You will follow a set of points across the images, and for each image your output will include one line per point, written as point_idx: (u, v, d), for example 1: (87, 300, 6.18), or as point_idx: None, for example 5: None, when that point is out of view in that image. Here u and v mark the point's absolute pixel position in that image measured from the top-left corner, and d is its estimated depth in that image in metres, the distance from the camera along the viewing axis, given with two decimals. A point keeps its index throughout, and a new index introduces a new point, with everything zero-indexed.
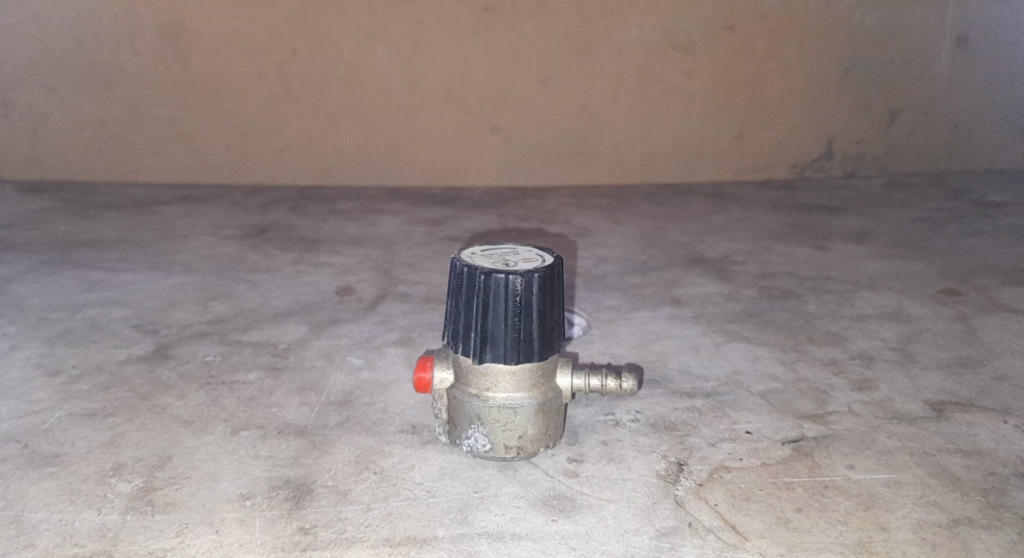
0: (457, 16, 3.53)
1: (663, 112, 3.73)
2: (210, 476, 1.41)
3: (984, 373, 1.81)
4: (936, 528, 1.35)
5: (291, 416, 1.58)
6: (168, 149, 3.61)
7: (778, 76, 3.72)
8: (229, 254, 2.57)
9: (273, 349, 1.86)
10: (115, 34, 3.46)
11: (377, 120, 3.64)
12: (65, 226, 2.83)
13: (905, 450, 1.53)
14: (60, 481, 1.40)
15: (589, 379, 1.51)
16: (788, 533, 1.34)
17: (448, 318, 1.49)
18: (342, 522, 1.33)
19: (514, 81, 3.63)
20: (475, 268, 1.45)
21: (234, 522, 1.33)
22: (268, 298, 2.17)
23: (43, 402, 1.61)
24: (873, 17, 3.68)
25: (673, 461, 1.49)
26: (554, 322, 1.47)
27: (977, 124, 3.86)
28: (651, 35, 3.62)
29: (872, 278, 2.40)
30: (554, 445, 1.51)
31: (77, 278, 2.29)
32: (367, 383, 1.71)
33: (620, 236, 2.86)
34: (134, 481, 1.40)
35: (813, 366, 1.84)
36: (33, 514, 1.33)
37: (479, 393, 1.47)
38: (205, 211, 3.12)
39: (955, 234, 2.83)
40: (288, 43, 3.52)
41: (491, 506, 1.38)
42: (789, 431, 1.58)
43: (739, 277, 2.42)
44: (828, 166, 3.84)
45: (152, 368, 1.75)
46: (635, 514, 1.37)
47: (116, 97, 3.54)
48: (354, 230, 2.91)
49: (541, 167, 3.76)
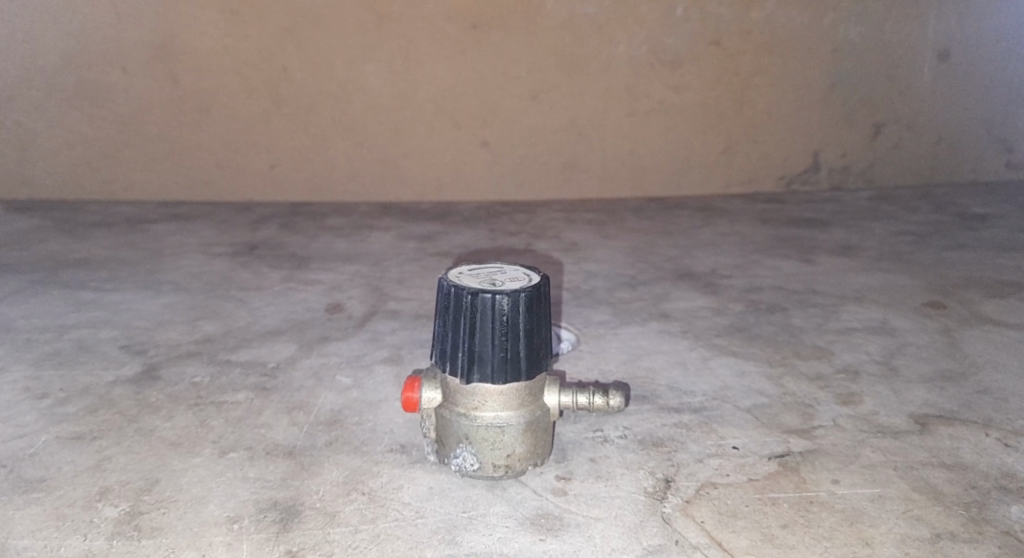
0: (446, 33, 3.55)
1: (651, 126, 3.75)
2: (197, 499, 1.42)
3: (967, 386, 1.81)
4: (919, 543, 1.36)
5: (281, 436, 1.59)
6: (159, 166, 3.61)
7: (765, 90, 3.74)
8: (219, 272, 2.57)
9: (262, 368, 1.86)
10: (105, 52, 3.47)
11: (366, 136, 3.65)
12: (54, 245, 2.83)
13: (889, 464, 1.54)
14: (47, 506, 1.39)
15: (576, 397, 1.51)
16: (774, 550, 1.35)
17: (436, 338, 1.50)
18: (329, 545, 1.34)
19: (504, 96, 3.65)
20: (462, 287, 1.45)
21: (221, 546, 1.33)
22: (257, 316, 2.18)
23: (30, 425, 1.61)
24: (856, 32, 3.71)
25: (660, 477, 1.49)
26: (542, 340, 1.48)
27: (961, 136, 3.89)
28: (639, 51, 3.64)
29: (858, 291, 2.41)
30: (543, 462, 1.52)
31: (66, 299, 2.29)
32: (356, 402, 1.71)
33: (609, 251, 2.87)
34: (120, 505, 1.40)
35: (799, 380, 1.84)
36: (18, 541, 1.33)
37: (467, 413, 1.47)
38: (195, 229, 3.12)
39: (940, 247, 2.85)
40: (278, 61, 3.53)
41: (479, 526, 1.38)
42: (775, 446, 1.59)
43: (727, 291, 2.43)
44: (815, 178, 3.86)
45: (141, 390, 1.75)
46: (622, 532, 1.38)
47: (106, 116, 3.54)
48: (344, 247, 2.91)
49: (532, 182, 3.78)
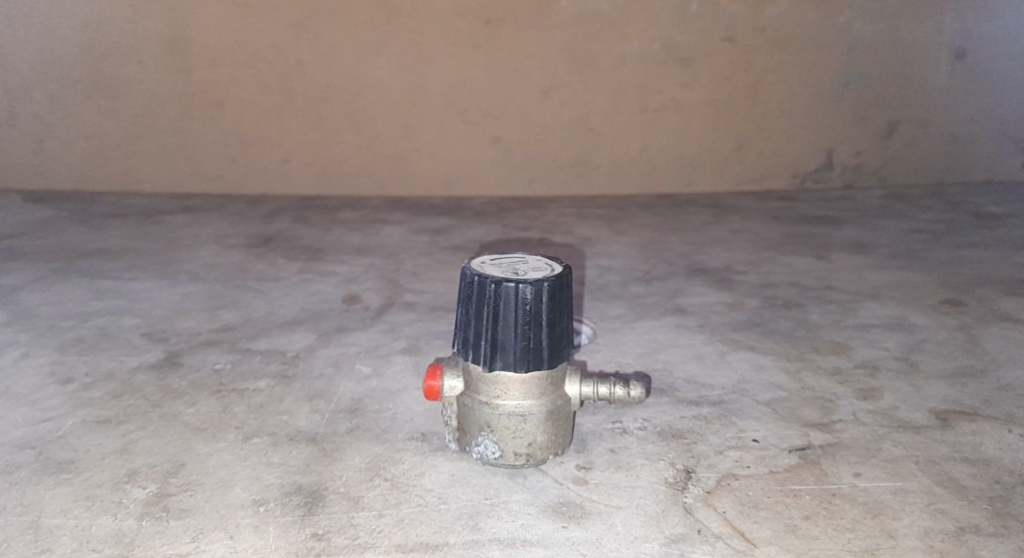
0: (459, 28, 3.55)
1: (663, 123, 3.75)
2: (223, 482, 1.42)
3: (987, 383, 1.82)
4: (942, 536, 1.36)
5: (303, 423, 1.59)
6: (172, 159, 3.62)
7: (778, 88, 3.74)
8: (236, 262, 2.58)
9: (282, 357, 1.87)
10: (121, 44, 3.48)
11: (379, 130, 3.66)
12: (72, 235, 2.84)
13: (911, 458, 1.54)
14: (76, 486, 1.40)
15: (597, 387, 1.52)
16: (798, 540, 1.35)
17: (458, 326, 1.50)
18: (354, 529, 1.34)
19: (516, 92, 3.65)
20: (485, 276, 1.46)
21: (248, 528, 1.33)
22: (275, 306, 2.19)
23: (55, 409, 1.62)
24: (871, 31, 3.71)
25: (681, 468, 1.50)
26: (564, 330, 1.48)
27: (974, 136, 3.89)
28: (652, 48, 3.64)
29: (874, 288, 2.41)
30: (563, 452, 1.52)
31: (86, 287, 2.30)
32: (376, 391, 1.72)
33: (623, 246, 2.88)
34: (148, 487, 1.41)
35: (817, 375, 1.85)
36: (49, 520, 1.34)
37: (489, 401, 1.48)
38: (210, 221, 3.13)
39: (956, 245, 2.85)
40: (292, 54, 3.53)
41: (502, 513, 1.39)
42: (795, 439, 1.59)
43: (742, 287, 2.43)
44: (828, 177, 3.86)
45: (163, 376, 1.76)
46: (644, 521, 1.38)
47: (121, 108, 3.55)
48: (359, 239, 2.92)
49: (543, 177, 3.78)
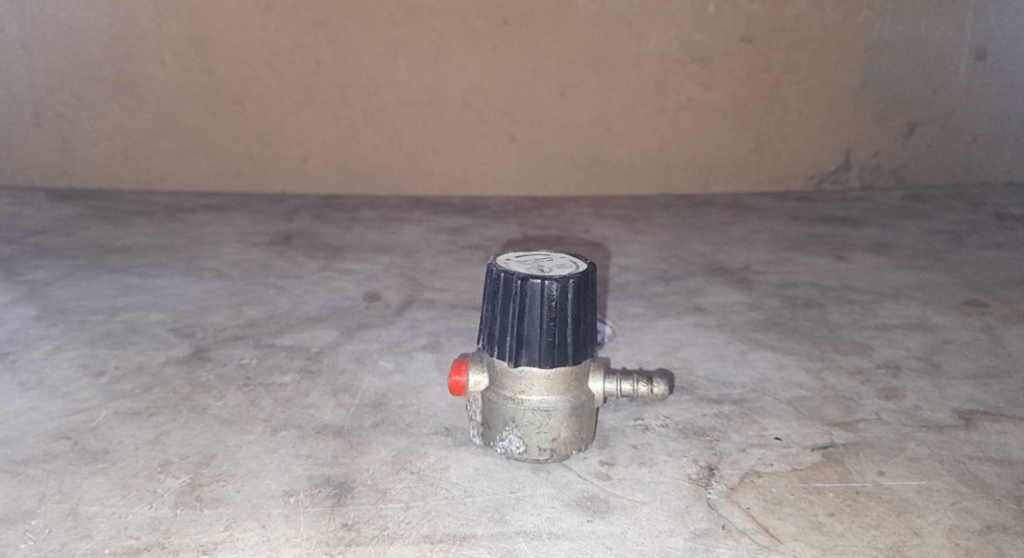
0: (478, 28, 3.57)
1: (681, 124, 3.76)
2: (254, 473, 1.45)
3: (1010, 383, 1.82)
4: (969, 534, 1.37)
5: (329, 417, 1.61)
6: (194, 158, 3.65)
7: (796, 89, 3.75)
8: (258, 259, 2.61)
9: (306, 352, 1.89)
10: (144, 44, 3.51)
11: (396, 129, 3.68)
12: (97, 232, 2.87)
13: (935, 457, 1.55)
14: (112, 475, 1.43)
15: (621, 383, 1.53)
16: (823, 537, 1.36)
17: (484, 322, 1.52)
18: (383, 519, 1.36)
19: (534, 92, 3.67)
20: (512, 273, 1.47)
21: (280, 518, 1.36)
22: (298, 303, 2.21)
23: (87, 400, 1.64)
24: (890, 32, 3.70)
25: (703, 465, 1.51)
26: (588, 327, 1.49)
27: (995, 137, 3.88)
28: (670, 48, 3.65)
29: (895, 289, 2.41)
30: (586, 448, 1.54)
31: (113, 283, 2.33)
32: (400, 386, 1.74)
33: (641, 245, 2.89)
34: (180, 478, 1.43)
35: (839, 374, 1.86)
36: (88, 507, 1.36)
37: (514, 397, 1.49)
38: (232, 219, 3.16)
39: (978, 247, 2.84)
40: (311, 54, 3.56)
41: (526, 507, 1.41)
42: (818, 437, 1.60)
43: (761, 286, 2.44)
44: (845, 178, 3.86)
45: (191, 370, 1.78)
46: (668, 516, 1.39)
47: (144, 107, 3.59)
48: (377, 238, 2.94)
49: (560, 178, 3.79)
